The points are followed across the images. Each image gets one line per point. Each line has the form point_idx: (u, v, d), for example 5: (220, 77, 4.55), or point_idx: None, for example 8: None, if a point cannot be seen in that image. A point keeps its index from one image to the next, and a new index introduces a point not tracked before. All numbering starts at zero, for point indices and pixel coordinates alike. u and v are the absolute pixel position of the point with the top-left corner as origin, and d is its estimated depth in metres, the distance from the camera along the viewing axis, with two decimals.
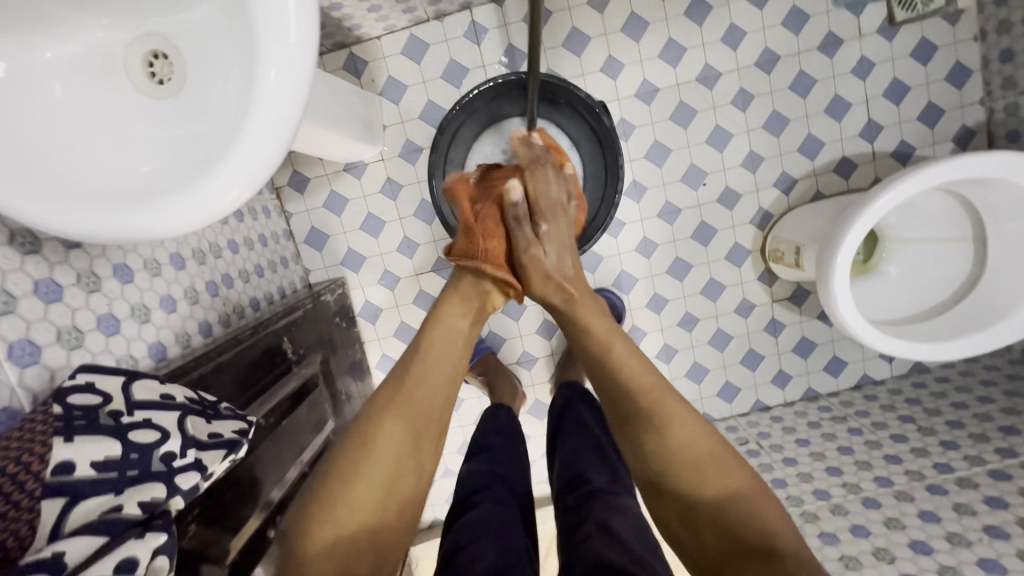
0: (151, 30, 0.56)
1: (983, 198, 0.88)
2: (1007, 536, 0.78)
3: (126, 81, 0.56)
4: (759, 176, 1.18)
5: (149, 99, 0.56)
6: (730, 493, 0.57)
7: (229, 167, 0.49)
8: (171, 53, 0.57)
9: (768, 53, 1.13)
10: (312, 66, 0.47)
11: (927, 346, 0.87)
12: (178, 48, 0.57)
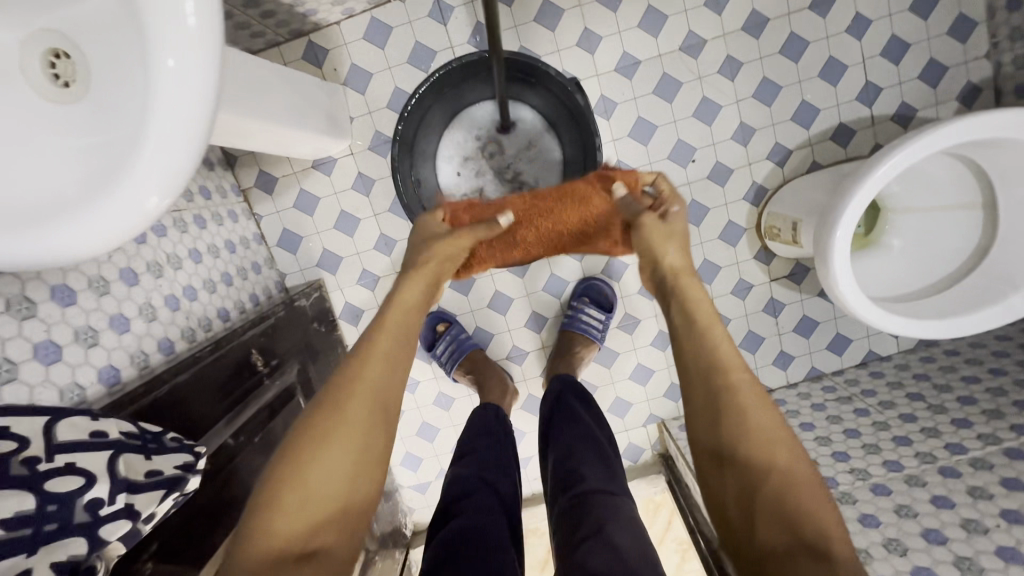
0: (48, 27, 0.50)
1: (994, 159, 0.82)
2: None
3: (24, 84, 0.50)
4: (751, 149, 1.11)
5: (58, 103, 0.51)
6: (791, 483, 0.56)
7: (137, 175, 0.43)
8: (73, 51, 0.51)
9: (757, 16, 1.05)
10: (218, 50, 0.41)
11: (934, 323, 0.81)
12: (79, 44, 0.51)
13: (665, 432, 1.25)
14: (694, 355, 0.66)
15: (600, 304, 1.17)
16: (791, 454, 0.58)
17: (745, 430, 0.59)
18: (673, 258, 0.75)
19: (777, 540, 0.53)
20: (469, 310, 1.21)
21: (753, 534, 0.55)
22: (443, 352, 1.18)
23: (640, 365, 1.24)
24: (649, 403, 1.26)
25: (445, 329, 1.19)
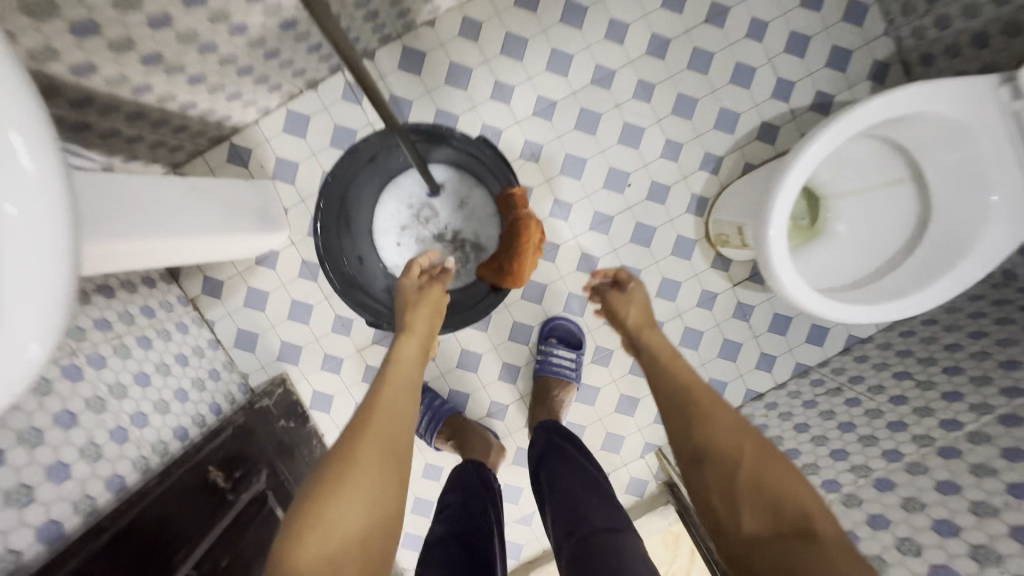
0: None
1: (911, 132, 0.83)
2: None
3: None
4: (683, 163, 1.12)
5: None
6: (766, 472, 0.64)
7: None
8: None
9: (657, 38, 1.09)
10: (59, 187, 0.41)
11: (886, 305, 0.80)
12: None
13: (664, 460, 1.21)
14: (667, 388, 0.80)
15: (569, 343, 1.15)
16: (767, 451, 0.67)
17: (720, 434, 0.70)
18: (634, 314, 0.96)
19: (761, 520, 0.62)
20: (439, 374, 1.18)
21: (738, 521, 0.64)
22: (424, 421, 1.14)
23: (624, 396, 1.20)
24: (641, 433, 1.22)
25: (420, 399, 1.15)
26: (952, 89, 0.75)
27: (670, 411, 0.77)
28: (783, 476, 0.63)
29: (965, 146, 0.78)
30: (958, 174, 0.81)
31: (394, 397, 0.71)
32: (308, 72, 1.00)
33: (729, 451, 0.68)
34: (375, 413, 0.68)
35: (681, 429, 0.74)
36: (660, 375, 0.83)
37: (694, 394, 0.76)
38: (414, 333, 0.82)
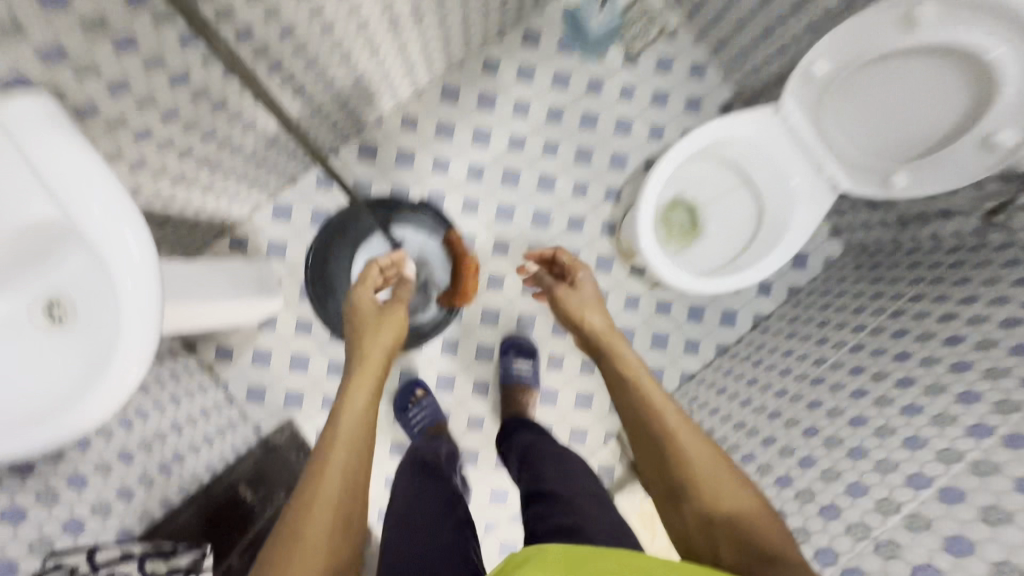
0: (43, 286, 0.70)
1: (730, 150, 1.12)
2: (865, 392, 0.96)
3: (33, 326, 0.70)
4: (591, 198, 1.42)
5: (37, 331, 0.70)
6: (739, 503, 0.74)
7: (122, 357, 0.66)
8: (63, 298, 0.70)
9: (553, 109, 1.42)
10: (155, 262, 0.67)
11: (741, 277, 1.07)
12: (65, 291, 0.70)
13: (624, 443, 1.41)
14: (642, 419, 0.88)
15: (522, 352, 1.37)
16: (716, 463, 0.79)
17: (677, 448, 0.81)
18: (599, 325, 1.06)
19: (734, 553, 0.68)
20: None
21: (717, 554, 0.69)
22: (420, 417, 1.29)
23: (580, 393, 1.43)
24: (601, 423, 1.43)
25: (421, 395, 1.32)
26: (742, 120, 1.04)
27: (647, 442, 0.85)
28: (726, 489, 0.75)
29: (766, 153, 1.07)
30: (770, 174, 1.09)
31: (349, 439, 0.76)
32: (288, 172, 1.29)
33: (707, 483, 0.76)
34: (316, 491, 0.71)
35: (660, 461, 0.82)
36: (630, 391, 0.92)
37: (667, 428, 0.84)
38: (371, 375, 0.88)
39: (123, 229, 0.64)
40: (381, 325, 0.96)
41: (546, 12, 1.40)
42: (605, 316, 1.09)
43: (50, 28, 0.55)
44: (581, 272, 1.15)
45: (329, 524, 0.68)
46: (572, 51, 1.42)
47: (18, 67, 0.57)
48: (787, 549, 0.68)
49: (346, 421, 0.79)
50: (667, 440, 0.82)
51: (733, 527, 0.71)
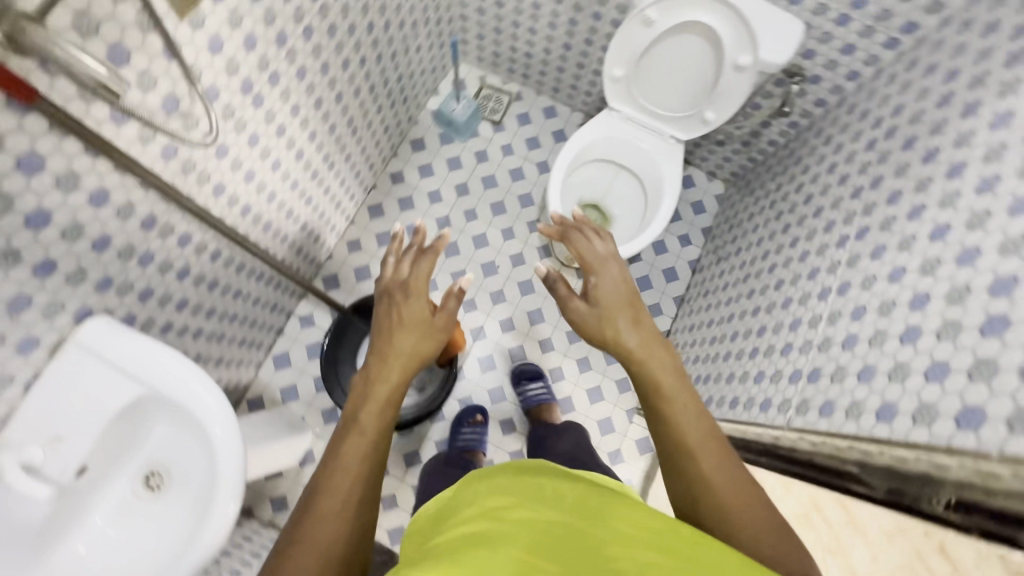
0: (142, 463, 0.87)
1: (593, 152, 1.44)
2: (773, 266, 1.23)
3: (142, 498, 0.86)
4: (520, 235, 1.70)
5: (139, 502, 0.86)
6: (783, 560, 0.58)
7: (219, 495, 0.79)
8: (161, 467, 0.87)
9: (458, 185, 1.73)
10: (228, 408, 0.83)
11: (653, 228, 1.33)
12: (162, 460, 0.87)
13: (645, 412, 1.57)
14: (669, 432, 0.69)
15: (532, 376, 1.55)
16: (765, 511, 0.62)
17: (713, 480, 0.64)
18: (623, 327, 0.81)
19: None
20: None
21: None
22: (469, 437, 1.46)
23: (589, 389, 1.61)
24: (618, 405, 1.60)
25: (479, 419, 1.49)
26: (586, 130, 1.37)
27: (671, 460, 0.68)
28: (778, 548, 0.59)
29: (620, 141, 1.39)
30: (630, 152, 1.41)
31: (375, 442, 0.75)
32: (275, 325, 1.50)
33: (740, 528, 0.60)
34: (333, 479, 0.70)
35: (687, 485, 0.65)
36: (653, 393, 0.73)
37: (695, 450, 0.66)
38: (398, 363, 0.85)
39: (199, 387, 0.82)
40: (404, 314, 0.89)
41: (419, 123, 1.77)
42: (640, 312, 0.83)
43: (102, 265, 0.79)
44: (601, 268, 0.89)
45: (342, 528, 0.67)
46: (450, 140, 1.77)
47: (85, 302, 0.79)
48: None
49: (370, 416, 0.78)
50: (696, 471, 0.65)
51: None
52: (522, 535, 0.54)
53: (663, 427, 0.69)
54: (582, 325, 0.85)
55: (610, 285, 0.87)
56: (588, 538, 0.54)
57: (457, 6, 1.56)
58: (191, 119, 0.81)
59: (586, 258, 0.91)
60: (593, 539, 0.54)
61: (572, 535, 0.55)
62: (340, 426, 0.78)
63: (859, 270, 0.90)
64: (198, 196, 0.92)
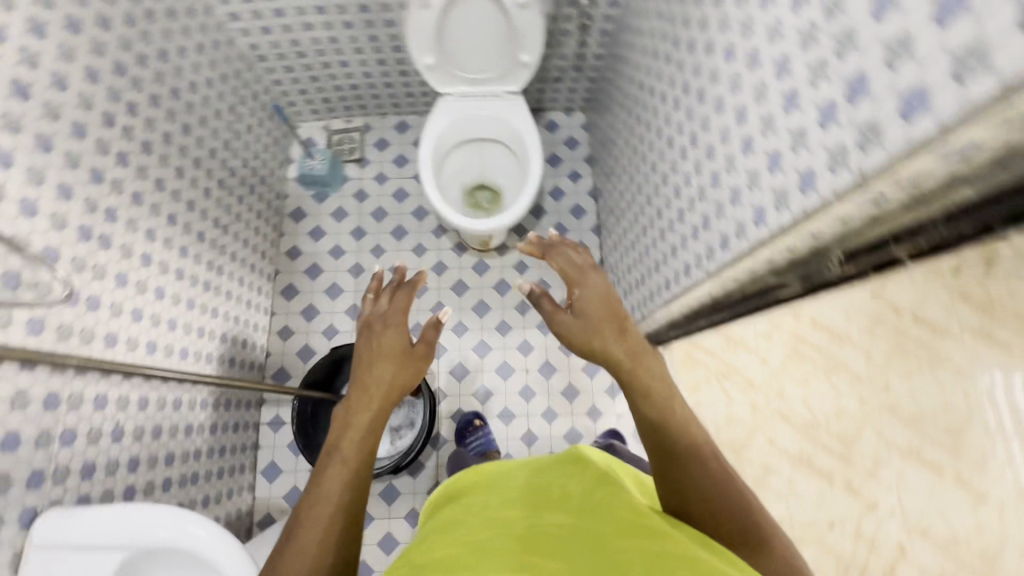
0: None
1: (451, 140, 1.49)
2: (647, 156, 1.31)
3: None
4: (431, 246, 1.73)
5: None
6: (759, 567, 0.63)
7: None
8: None
9: (354, 231, 1.74)
10: (222, 533, 0.80)
11: (533, 177, 1.40)
12: None
13: None
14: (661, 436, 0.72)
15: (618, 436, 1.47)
16: (739, 507, 0.67)
17: (693, 473, 0.69)
18: (610, 328, 0.83)
19: None
20: None
21: None
22: (476, 442, 1.48)
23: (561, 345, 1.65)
24: None
25: (478, 423, 1.52)
26: (431, 125, 1.42)
27: (661, 463, 0.72)
28: (752, 549, 0.64)
29: (466, 119, 1.45)
30: (481, 124, 1.47)
31: (356, 468, 0.75)
32: (247, 442, 1.48)
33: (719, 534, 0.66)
34: (313, 509, 0.70)
35: (675, 491, 0.70)
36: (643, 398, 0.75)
37: (685, 458, 0.70)
38: (371, 386, 0.84)
39: (186, 526, 0.79)
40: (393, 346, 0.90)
41: (290, 196, 1.78)
42: (627, 318, 0.83)
43: (23, 462, 0.77)
44: (589, 284, 0.87)
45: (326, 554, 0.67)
46: (326, 196, 1.78)
47: (25, 505, 0.77)
48: None
49: (351, 443, 0.77)
50: (684, 478, 0.69)
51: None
52: (533, 537, 0.63)
53: (654, 423, 0.73)
54: (571, 340, 0.85)
55: (596, 288, 0.88)
56: (585, 530, 0.63)
57: (266, 75, 1.58)
58: (40, 286, 0.80)
59: (571, 278, 0.89)
60: (590, 529, 0.63)
61: (574, 533, 0.64)
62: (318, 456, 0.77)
63: (696, 118, 0.98)
64: (91, 355, 0.91)
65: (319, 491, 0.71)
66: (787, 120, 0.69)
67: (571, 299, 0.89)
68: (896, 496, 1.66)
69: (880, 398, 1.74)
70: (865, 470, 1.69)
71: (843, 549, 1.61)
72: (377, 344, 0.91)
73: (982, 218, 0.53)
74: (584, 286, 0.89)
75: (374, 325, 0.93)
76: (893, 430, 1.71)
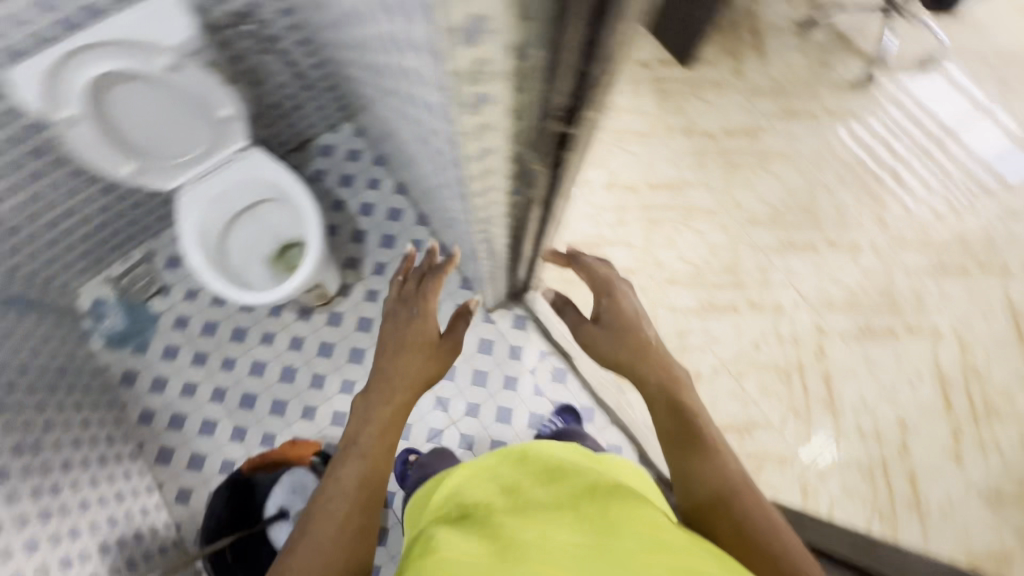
0: None
1: (217, 226, 1.37)
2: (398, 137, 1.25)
3: None
4: (279, 328, 1.64)
5: None
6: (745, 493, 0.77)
7: None
8: None
9: (197, 358, 1.61)
10: None
11: (312, 212, 1.33)
12: None
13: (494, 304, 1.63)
14: (662, 402, 0.90)
15: None
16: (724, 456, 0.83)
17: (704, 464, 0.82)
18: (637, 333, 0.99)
19: (729, 534, 0.74)
20: None
21: (713, 530, 0.75)
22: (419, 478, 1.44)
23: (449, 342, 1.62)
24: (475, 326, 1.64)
25: (412, 457, 1.46)
26: (184, 225, 1.29)
27: (666, 418, 0.89)
28: (740, 485, 0.78)
29: (216, 200, 1.34)
30: (233, 195, 1.36)
31: (378, 447, 0.86)
32: None
33: (711, 465, 0.81)
34: (343, 474, 0.81)
35: (676, 436, 0.86)
36: (654, 375, 0.94)
37: (689, 415, 0.87)
38: (390, 378, 0.95)
39: None
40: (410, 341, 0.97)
41: (109, 365, 1.60)
42: (645, 334, 0.99)
43: None
44: (612, 296, 1.03)
45: (351, 509, 0.78)
46: (146, 343, 1.63)
47: None
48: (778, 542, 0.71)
49: (375, 426, 0.88)
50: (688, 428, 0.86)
51: (731, 510, 0.76)
52: (548, 557, 0.62)
53: (662, 394, 0.92)
54: (591, 348, 1.02)
55: (621, 302, 1.03)
56: (600, 550, 0.63)
57: None
58: None
59: (598, 287, 1.06)
60: (606, 550, 0.63)
61: (588, 550, 0.63)
62: (347, 437, 0.88)
63: (386, 87, 0.93)
64: None
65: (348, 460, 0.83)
66: (405, 60, 0.65)
67: (597, 315, 1.03)
68: (792, 288, 1.76)
69: (740, 216, 1.82)
70: (759, 281, 1.77)
71: (777, 359, 1.70)
72: (401, 338, 0.99)
73: (565, 69, 0.52)
74: (610, 301, 1.03)
75: (393, 325, 1.03)
76: (761, 236, 1.81)
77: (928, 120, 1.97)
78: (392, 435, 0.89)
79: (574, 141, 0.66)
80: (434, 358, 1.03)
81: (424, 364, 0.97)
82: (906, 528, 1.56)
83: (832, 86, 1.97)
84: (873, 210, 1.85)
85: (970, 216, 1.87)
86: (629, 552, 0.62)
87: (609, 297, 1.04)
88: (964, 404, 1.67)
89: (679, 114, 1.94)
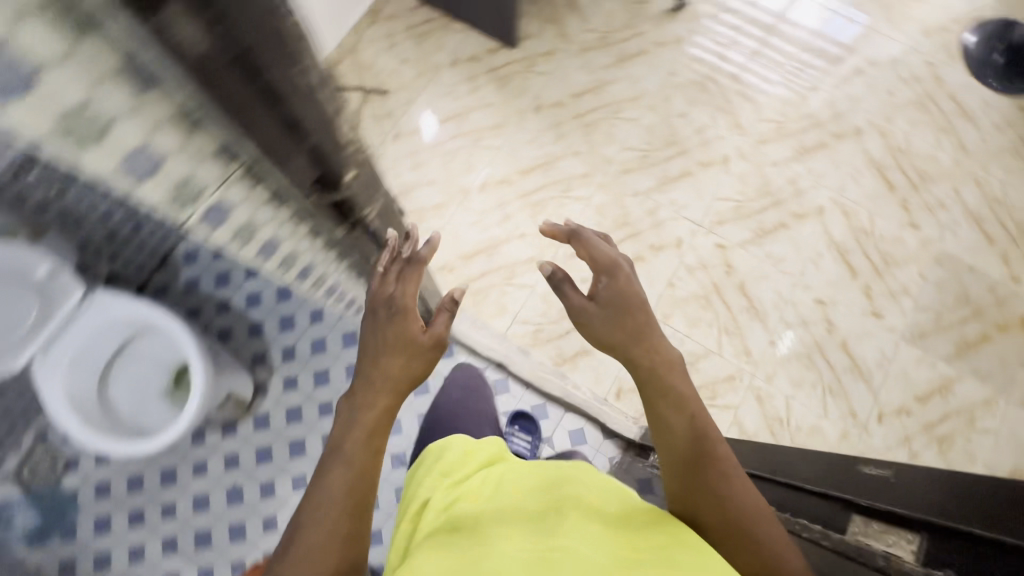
0: None
1: (90, 385, 1.28)
2: None
3: None
4: (208, 454, 1.55)
5: None
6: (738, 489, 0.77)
7: None
8: None
9: (132, 521, 1.50)
10: None
11: (181, 333, 1.26)
12: None
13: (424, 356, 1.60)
14: (664, 395, 0.83)
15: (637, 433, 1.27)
16: (719, 448, 0.80)
17: (722, 491, 0.77)
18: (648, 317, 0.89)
19: (722, 531, 0.76)
20: None
21: (702, 524, 0.77)
22: None
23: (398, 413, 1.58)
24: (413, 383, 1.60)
25: None
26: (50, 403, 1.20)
27: (666, 408, 0.81)
28: (733, 478, 0.78)
29: (77, 362, 1.25)
30: (93, 349, 1.28)
31: (367, 455, 0.73)
32: None
33: (706, 458, 0.79)
34: (331, 486, 0.70)
35: (676, 425, 0.81)
36: (656, 362, 0.85)
37: (686, 407, 0.83)
38: (380, 376, 0.77)
39: None
40: (400, 333, 0.77)
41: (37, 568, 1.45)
42: (652, 325, 0.87)
43: None
44: (615, 277, 0.90)
45: (340, 531, 0.68)
46: (72, 526, 1.49)
47: None
48: (766, 536, 0.74)
49: (361, 428, 0.74)
50: (688, 422, 0.81)
51: (722, 504, 0.77)
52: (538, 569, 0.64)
53: (667, 383, 0.84)
54: (585, 328, 0.91)
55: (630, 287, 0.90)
56: (584, 563, 0.64)
57: None
58: None
59: (597, 265, 0.91)
60: (592, 563, 0.64)
61: (573, 563, 0.64)
62: (331, 440, 0.76)
63: None
64: None
65: (334, 469, 0.72)
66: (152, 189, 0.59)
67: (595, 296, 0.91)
68: (682, 219, 1.82)
69: (614, 170, 1.87)
70: (652, 223, 1.82)
71: (693, 288, 1.76)
72: (383, 335, 0.78)
73: (288, 154, 0.50)
74: (613, 286, 0.91)
75: (380, 311, 0.78)
76: (639, 181, 1.86)
77: (745, 20, 2.07)
78: (383, 436, 0.77)
79: (355, 204, 0.65)
80: (440, 350, 0.83)
81: (415, 360, 0.79)
82: (854, 393, 1.68)
83: (651, 19, 2.04)
84: (727, 119, 1.94)
85: (810, 93, 1.99)
86: (597, 567, 0.64)
87: (612, 279, 0.90)
88: (863, 263, 1.79)
89: (524, 94, 1.95)
